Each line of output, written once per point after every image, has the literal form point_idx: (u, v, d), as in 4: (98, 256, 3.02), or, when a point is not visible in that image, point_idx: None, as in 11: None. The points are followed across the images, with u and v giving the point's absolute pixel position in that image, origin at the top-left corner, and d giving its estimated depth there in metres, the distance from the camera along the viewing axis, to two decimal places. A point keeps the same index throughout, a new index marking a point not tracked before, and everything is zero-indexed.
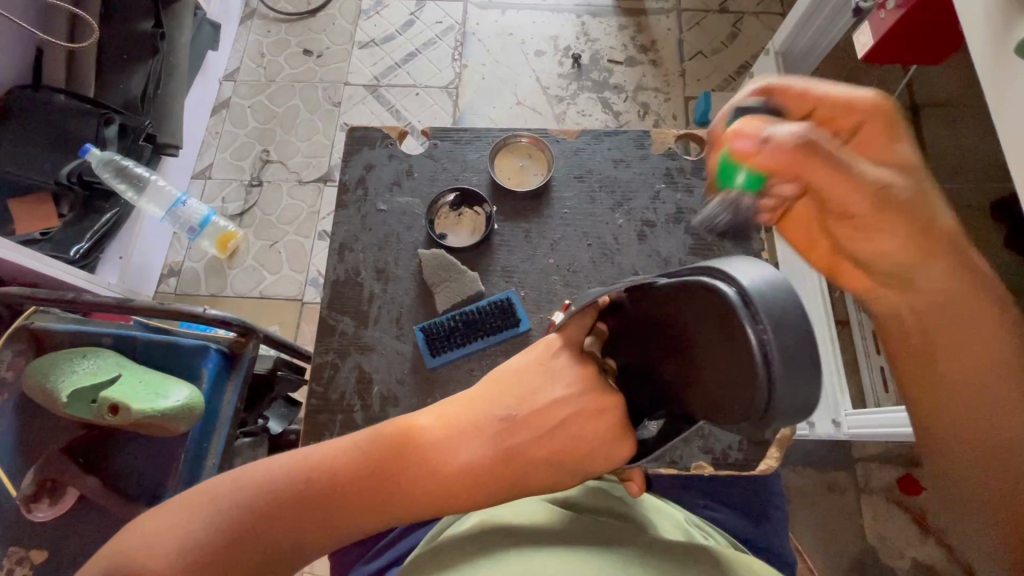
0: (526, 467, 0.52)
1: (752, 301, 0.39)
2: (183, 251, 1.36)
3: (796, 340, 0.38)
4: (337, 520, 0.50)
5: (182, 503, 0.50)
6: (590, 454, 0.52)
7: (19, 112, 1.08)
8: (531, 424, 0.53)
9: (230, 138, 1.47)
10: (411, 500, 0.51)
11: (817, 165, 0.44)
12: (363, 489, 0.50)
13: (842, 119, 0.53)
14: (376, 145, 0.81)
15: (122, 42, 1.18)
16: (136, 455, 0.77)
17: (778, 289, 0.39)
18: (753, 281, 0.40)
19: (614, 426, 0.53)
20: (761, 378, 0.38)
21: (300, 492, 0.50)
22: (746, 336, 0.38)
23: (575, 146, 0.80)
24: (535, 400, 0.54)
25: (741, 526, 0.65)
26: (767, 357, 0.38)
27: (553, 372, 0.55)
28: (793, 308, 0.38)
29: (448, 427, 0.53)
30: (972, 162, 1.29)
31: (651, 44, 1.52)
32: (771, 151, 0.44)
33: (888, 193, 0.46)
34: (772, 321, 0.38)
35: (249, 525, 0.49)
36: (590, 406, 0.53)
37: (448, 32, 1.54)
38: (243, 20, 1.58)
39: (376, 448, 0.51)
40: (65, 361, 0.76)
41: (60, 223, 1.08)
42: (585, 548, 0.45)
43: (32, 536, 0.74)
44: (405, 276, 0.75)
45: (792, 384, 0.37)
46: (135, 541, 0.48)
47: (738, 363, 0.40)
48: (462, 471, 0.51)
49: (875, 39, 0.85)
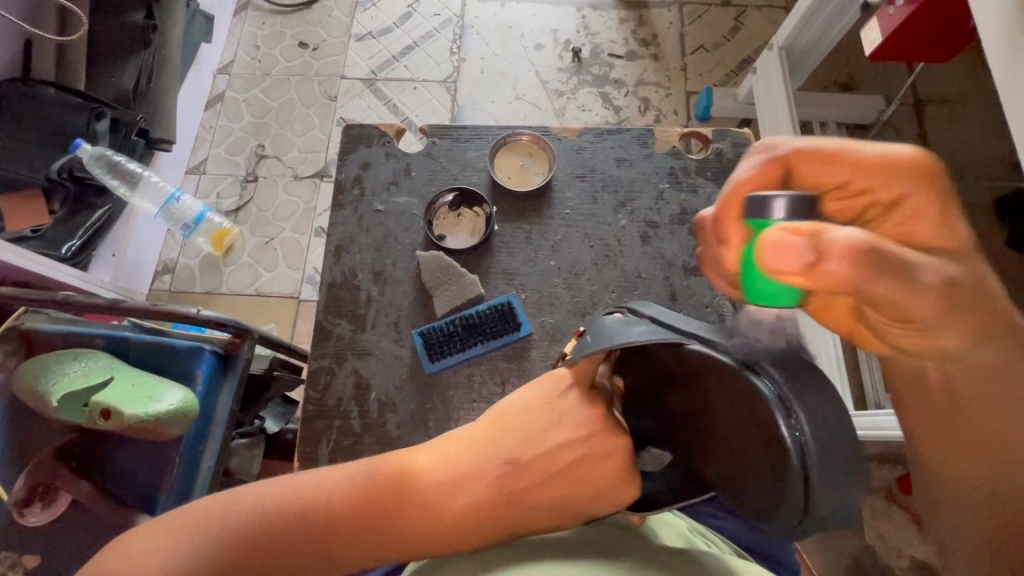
0: (531, 511, 0.52)
1: (790, 402, 0.40)
2: (178, 248, 1.34)
3: (831, 438, 0.39)
4: (334, 556, 0.49)
5: (173, 522, 0.48)
6: (595, 497, 0.52)
7: (8, 105, 1.05)
8: (535, 468, 0.52)
9: (224, 133, 1.44)
10: (413, 544, 0.49)
11: (878, 275, 0.42)
12: (366, 532, 0.49)
13: (879, 189, 0.50)
14: (372, 142, 0.79)
15: (113, 35, 1.15)
16: (129, 460, 0.76)
17: (810, 385, 0.41)
18: (786, 376, 0.41)
19: (620, 472, 0.52)
20: (797, 472, 0.39)
21: (293, 525, 0.49)
22: (780, 429, 0.40)
23: (576, 144, 0.79)
24: (541, 444, 0.53)
25: (744, 535, 0.64)
26: (802, 451, 0.39)
27: (561, 412, 0.54)
28: (824, 400, 0.40)
29: (453, 473, 0.52)
30: (976, 157, 1.27)
31: (652, 37, 1.50)
32: (835, 266, 0.42)
33: (954, 292, 0.44)
34: (809, 422, 0.39)
35: (240, 553, 0.47)
36: (598, 450, 0.53)
37: (446, 25, 1.52)
38: (237, 12, 1.55)
39: (375, 489, 0.50)
40: (56, 364, 0.75)
41: (52, 220, 1.06)
42: (588, 557, 0.44)
43: (25, 542, 0.72)
44: (403, 278, 0.73)
45: (826, 479, 0.39)
46: (116, 565, 0.46)
47: (773, 452, 0.41)
48: (464, 517, 0.50)
49: (884, 34, 0.83)
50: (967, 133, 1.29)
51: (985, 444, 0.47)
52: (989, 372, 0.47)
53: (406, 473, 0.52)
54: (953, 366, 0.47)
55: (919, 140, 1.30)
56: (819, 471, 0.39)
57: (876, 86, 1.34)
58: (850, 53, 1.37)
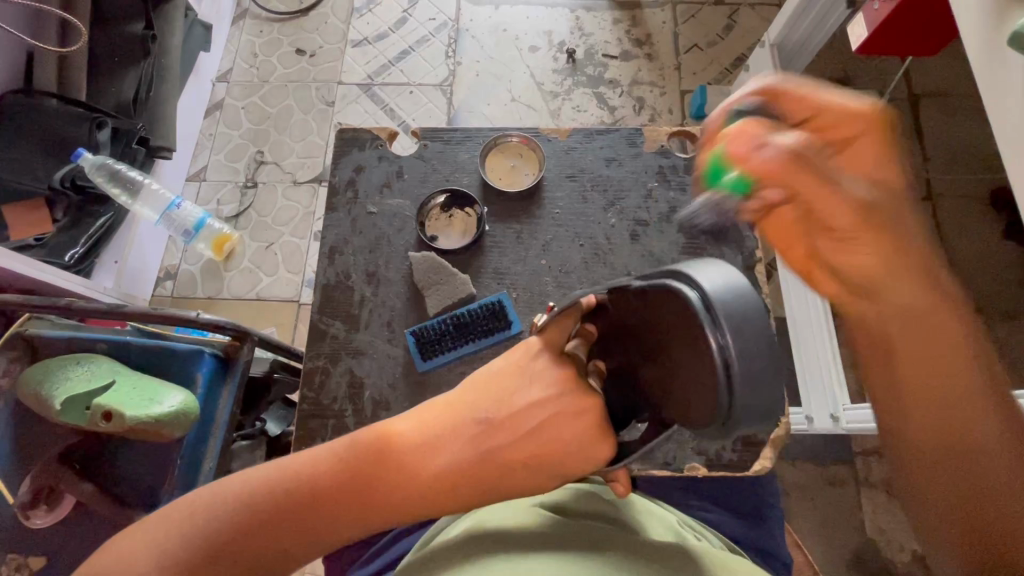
0: (508, 470, 0.53)
1: (713, 306, 0.41)
2: (179, 255, 1.36)
3: (753, 350, 0.41)
4: (320, 530, 0.50)
5: (169, 519, 0.49)
6: (566, 456, 0.52)
7: (11, 117, 1.07)
8: (508, 427, 0.53)
9: (224, 140, 1.46)
10: (392, 503, 0.51)
11: (805, 179, 0.47)
12: (344, 499, 0.51)
13: (842, 127, 0.52)
14: (365, 146, 0.80)
15: (114, 46, 1.17)
16: (130, 462, 0.77)
17: (737, 294, 0.42)
18: (714, 286, 0.42)
19: (590, 428, 0.52)
20: (721, 384, 0.41)
21: (279, 505, 0.50)
22: (707, 341, 0.41)
23: (566, 145, 0.80)
24: (512, 403, 0.53)
25: (734, 526, 0.65)
26: (727, 363, 0.41)
27: (533, 374, 0.55)
28: (750, 311, 0.41)
29: (428, 434, 0.53)
30: (971, 151, 1.29)
31: (646, 37, 1.51)
32: (765, 157, 0.47)
33: (868, 209, 0.47)
34: (733, 334, 0.40)
35: (228, 537, 0.49)
36: (569, 408, 0.53)
37: (441, 29, 1.53)
38: (235, 20, 1.57)
39: (355, 456, 0.51)
40: (58, 368, 0.76)
41: (55, 227, 1.08)
42: (570, 551, 0.45)
43: (31, 545, 0.74)
44: (395, 279, 0.74)
45: (746, 381, 0.41)
46: (111, 563, 0.47)
47: (701, 369, 0.42)
48: (440, 476, 0.51)
49: (868, 31, 0.84)
50: (962, 128, 1.30)
51: (931, 404, 0.47)
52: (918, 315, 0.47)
53: (385, 438, 0.53)
54: (886, 308, 0.48)
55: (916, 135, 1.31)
56: (746, 386, 0.41)
57: (872, 83, 1.35)
58: (844, 49, 1.37)
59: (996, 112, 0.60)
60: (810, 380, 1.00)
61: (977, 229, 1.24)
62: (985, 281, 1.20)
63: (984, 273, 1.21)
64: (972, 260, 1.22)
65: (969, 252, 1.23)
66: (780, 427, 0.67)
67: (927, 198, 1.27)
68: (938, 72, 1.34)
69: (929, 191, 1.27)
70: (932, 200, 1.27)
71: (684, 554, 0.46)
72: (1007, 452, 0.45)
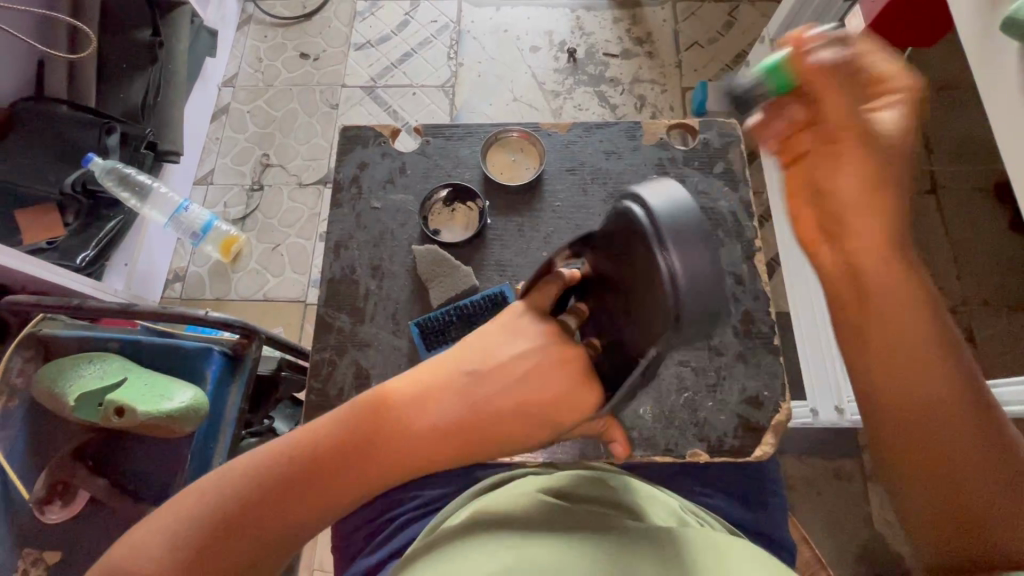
0: (500, 429, 0.52)
1: (657, 222, 0.42)
2: (187, 257, 1.38)
3: (696, 265, 0.41)
4: (324, 493, 0.51)
5: (181, 499, 0.52)
6: (556, 404, 0.51)
7: (24, 124, 1.10)
8: (495, 379, 0.52)
9: (230, 144, 1.48)
10: (391, 463, 0.52)
11: (832, 95, 0.50)
12: (343, 458, 0.52)
13: (894, 82, 0.50)
14: (368, 143, 0.82)
15: (121, 52, 1.20)
16: (141, 457, 0.79)
17: (679, 208, 0.43)
18: (657, 200, 0.43)
19: (577, 376, 0.51)
20: (667, 299, 0.42)
21: (282, 474, 0.51)
22: (654, 259, 0.42)
23: (566, 139, 0.81)
24: (497, 355, 0.52)
25: (738, 513, 0.67)
26: (672, 280, 0.41)
27: (515, 328, 0.53)
28: (692, 225, 0.42)
29: (421, 393, 0.53)
30: (974, 144, 1.29)
31: (646, 36, 1.52)
32: (811, 62, 0.50)
33: (869, 142, 0.49)
34: (676, 246, 0.41)
35: (238, 513, 0.50)
36: (553, 357, 0.52)
37: (443, 31, 1.55)
38: (240, 26, 1.59)
39: (352, 420, 0.52)
40: (72, 367, 0.78)
41: (66, 232, 1.09)
42: (573, 538, 0.46)
43: (46, 537, 0.75)
44: (400, 272, 0.75)
45: (695, 292, 0.41)
46: (127, 548, 0.50)
47: (654, 288, 0.43)
48: (434, 429, 0.52)
49: (866, 24, 0.85)
50: (964, 121, 1.31)
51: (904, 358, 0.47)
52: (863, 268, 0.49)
53: (380, 396, 0.54)
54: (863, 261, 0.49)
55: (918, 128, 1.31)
56: (690, 292, 0.41)
57: None
58: None
59: (994, 106, 0.61)
60: (814, 372, 1.00)
61: (980, 221, 1.24)
62: (988, 273, 1.21)
63: (988, 265, 1.22)
64: (975, 251, 1.23)
65: (974, 244, 1.23)
66: (781, 413, 0.69)
67: (930, 190, 1.27)
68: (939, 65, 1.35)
69: (931, 183, 1.27)
70: (935, 192, 1.27)
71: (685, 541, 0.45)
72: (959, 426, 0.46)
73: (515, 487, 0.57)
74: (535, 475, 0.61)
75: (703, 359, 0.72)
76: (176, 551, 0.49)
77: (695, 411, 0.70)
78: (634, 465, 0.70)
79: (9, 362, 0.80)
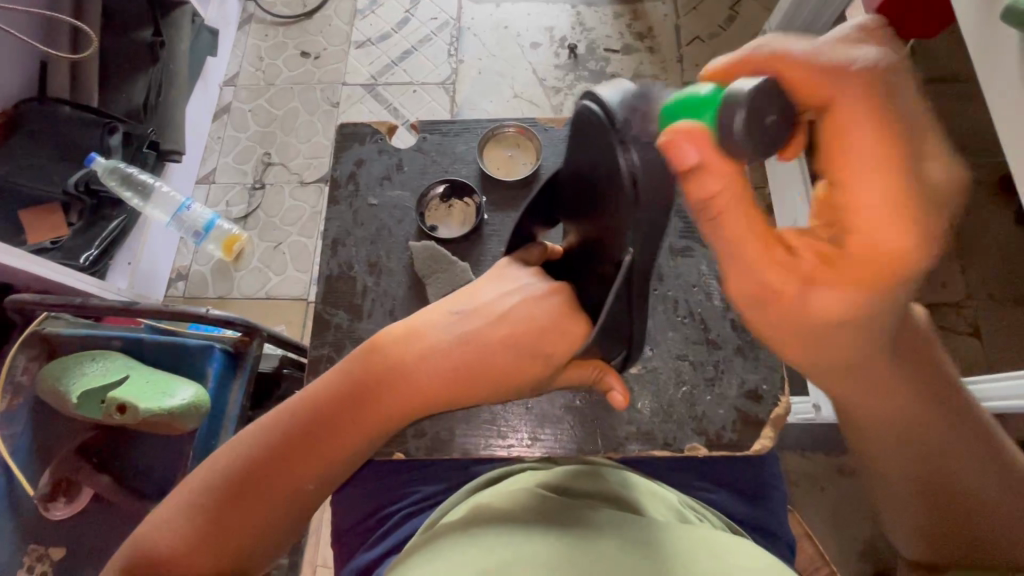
0: (489, 370, 0.53)
1: (613, 115, 0.45)
2: (190, 255, 1.38)
3: (655, 157, 0.44)
4: (326, 445, 0.52)
5: (194, 479, 0.53)
6: (543, 331, 0.54)
7: (28, 125, 1.11)
8: (483, 315, 0.55)
9: (231, 143, 1.48)
10: (388, 417, 0.53)
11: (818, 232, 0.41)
12: (341, 406, 0.53)
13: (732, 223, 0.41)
14: (366, 140, 0.82)
15: (123, 52, 1.21)
16: (145, 454, 0.80)
17: (632, 101, 0.45)
18: (613, 97, 0.46)
19: (561, 307, 0.55)
20: (629, 190, 0.45)
21: (286, 433, 0.52)
22: (616, 155, 0.45)
23: (562, 134, 0.81)
24: (483, 297, 0.56)
25: (737, 508, 0.67)
26: (632, 172, 0.44)
27: (504, 276, 0.58)
28: (646, 117, 0.45)
29: (413, 345, 0.53)
30: (977, 136, 1.28)
31: (647, 31, 1.51)
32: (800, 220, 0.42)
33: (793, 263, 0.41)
34: (635, 141, 0.44)
35: (246, 474, 0.52)
36: (536, 292, 0.56)
37: (443, 28, 1.55)
38: (241, 25, 1.59)
39: (347, 369, 0.54)
40: (75, 365, 0.79)
41: (70, 231, 1.10)
42: (574, 535, 0.45)
43: (52, 533, 0.76)
44: (398, 269, 0.76)
45: (654, 185, 0.44)
46: (147, 527, 0.53)
47: (616, 185, 0.46)
48: (429, 363, 0.53)
49: (868, 14, 0.84)
50: (968, 113, 1.30)
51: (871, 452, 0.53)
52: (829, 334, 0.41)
53: (372, 345, 0.55)
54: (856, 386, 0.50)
55: None
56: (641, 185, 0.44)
57: None
58: None
59: (1000, 100, 0.61)
60: None
61: (986, 215, 1.23)
62: (995, 268, 1.20)
63: (993, 258, 1.21)
64: (981, 245, 1.22)
65: (980, 238, 1.22)
66: (780, 407, 0.69)
67: None
68: (944, 58, 1.34)
69: None
70: None
71: (690, 542, 0.45)
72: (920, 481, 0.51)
73: (515, 482, 0.57)
74: (534, 470, 0.62)
75: (702, 353, 0.72)
76: (187, 528, 0.51)
77: (692, 405, 0.70)
78: (633, 460, 0.70)
79: (13, 360, 0.80)
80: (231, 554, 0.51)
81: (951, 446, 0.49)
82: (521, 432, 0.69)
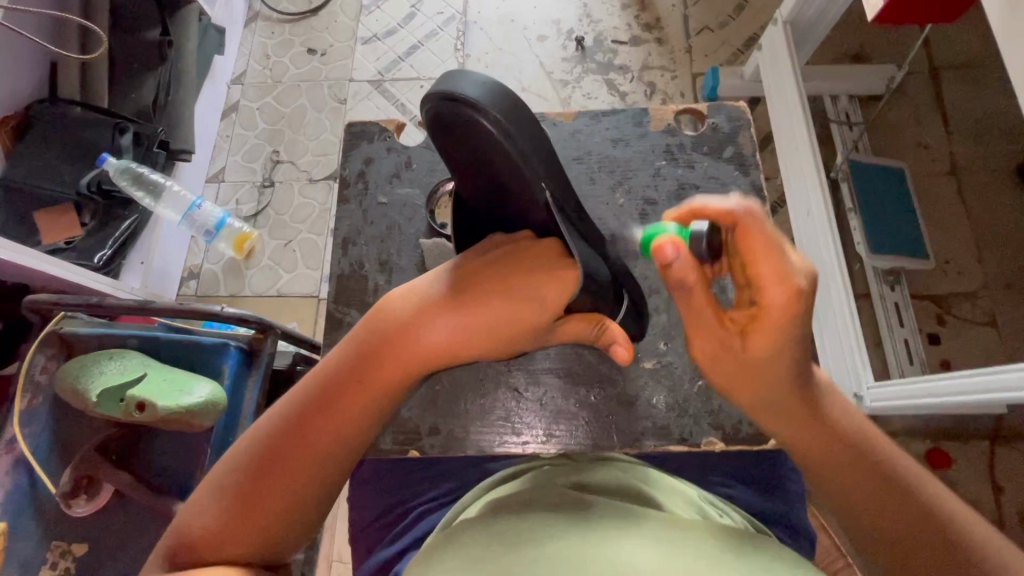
0: (491, 318, 0.53)
1: (464, 96, 0.51)
2: (201, 255, 1.39)
3: (510, 112, 0.54)
4: (342, 410, 0.53)
5: (224, 462, 0.54)
6: (534, 277, 0.54)
7: (40, 127, 1.12)
8: (474, 270, 0.54)
9: (239, 142, 1.49)
10: (398, 373, 0.53)
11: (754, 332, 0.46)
12: (357, 367, 0.53)
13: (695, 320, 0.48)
14: (374, 138, 0.82)
15: (132, 53, 1.21)
16: (165, 451, 0.81)
17: (471, 82, 0.53)
18: (453, 87, 0.52)
19: (552, 255, 0.55)
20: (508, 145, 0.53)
21: (308, 400, 0.53)
22: (483, 124, 0.52)
23: (573, 128, 0.81)
24: (472, 255, 0.56)
25: (754, 501, 0.67)
26: (502, 129, 0.53)
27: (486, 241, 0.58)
28: (489, 90, 0.53)
29: (414, 302, 0.53)
30: (994, 122, 1.26)
31: (655, 21, 1.49)
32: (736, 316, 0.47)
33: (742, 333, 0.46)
34: (491, 107, 0.52)
35: (270, 446, 0.52)
36: (522, 245, 0.56)
37: (449, 22, 1.54)
38: (247, 23, 1.60)
39: (360, 336, 0.54)
40: (92, 363, 0.80)
41: (83, 231, 1.10)
42: (602, 530, 0.45)
43: (74, 530, 0.77)
44: (407, 266, 0.76)
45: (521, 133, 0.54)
46: (183, 511, 0.54)
47: (497, 148, 0.54)
48: (425, 317, 0.52)
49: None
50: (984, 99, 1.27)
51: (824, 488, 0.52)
52: (770, 372, 0.48)
53: (378, 309, 0.55)
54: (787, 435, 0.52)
55: (936, 109, 1.28)
56: None
57: (890, 56, 1.33)
58: (858, 24, 1.35)
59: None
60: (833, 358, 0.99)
61: (1004, 202, 1.21)
62: (1014, 257, 1.18)
63: (1012, 246, 1.19)
64: (999, 233, 1.20)
65: (998, 227, 1.20)
66: None
67: (950, 172, 1.24)
68: (961, 43, 1.31)
69: (951, 166, 1.25)
70: (955, 174, 1.24)
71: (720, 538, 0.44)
72: (856, 510, 0.50)
73: (537, 479, 0.57)
74: (554, 467, 0.61)
75: None
76: (220, 509, 0.51)
77: (709, 399, 0.69)
78: (649, 455, 0.70)
79: (32, 360, 0.81)
80: (266, 530, 0.51)
81: (860, 470, 0.50)
82: (536, 429, 0.70)
